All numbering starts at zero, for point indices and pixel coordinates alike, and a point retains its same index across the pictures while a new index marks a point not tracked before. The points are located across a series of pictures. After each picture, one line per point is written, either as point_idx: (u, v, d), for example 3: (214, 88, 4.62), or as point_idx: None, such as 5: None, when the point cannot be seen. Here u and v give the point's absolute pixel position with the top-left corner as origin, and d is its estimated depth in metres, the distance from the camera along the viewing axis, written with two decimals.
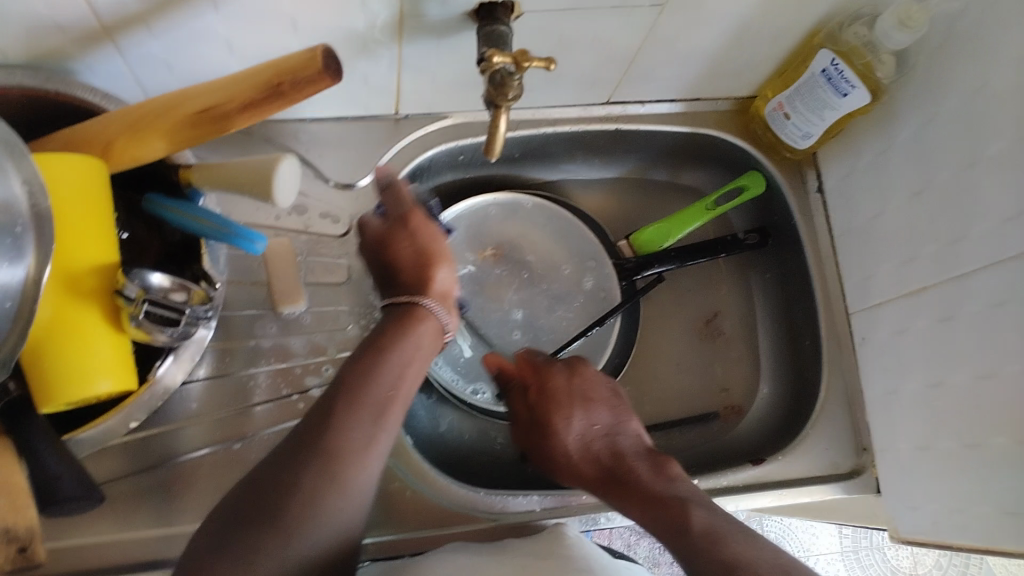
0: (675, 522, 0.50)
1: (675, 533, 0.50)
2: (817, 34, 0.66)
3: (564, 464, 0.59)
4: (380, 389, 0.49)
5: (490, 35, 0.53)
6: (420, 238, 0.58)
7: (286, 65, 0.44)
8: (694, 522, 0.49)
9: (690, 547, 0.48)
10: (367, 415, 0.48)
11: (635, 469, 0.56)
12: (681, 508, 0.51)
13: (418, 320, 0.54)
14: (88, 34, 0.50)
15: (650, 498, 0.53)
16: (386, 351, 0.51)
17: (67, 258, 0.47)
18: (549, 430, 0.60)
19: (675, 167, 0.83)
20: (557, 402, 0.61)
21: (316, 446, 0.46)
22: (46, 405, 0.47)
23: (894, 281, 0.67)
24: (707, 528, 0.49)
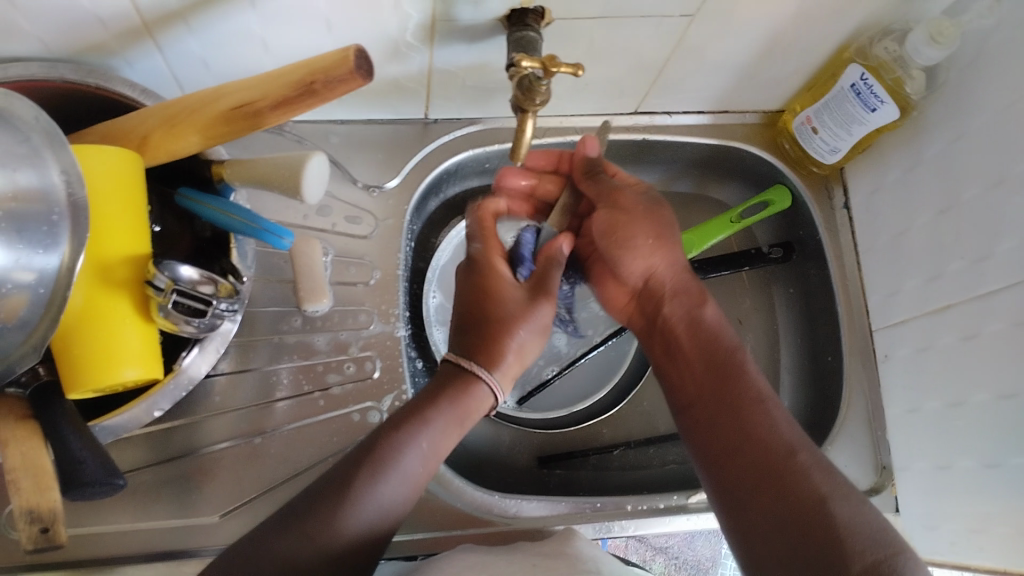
0: (724, 358, 0.57)
1: (722, 389, 0.55)
2: (846, 48, 0.66)
3: (646, 250, 0.61)
4: (407, 453, 0.51)
5: (520, 42, 0.54)
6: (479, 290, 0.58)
7: (318, 64, 0.45)
8: (742, 382, 0.55)
9: (732, 390, 0.55)
10: (387, 471, 0.50)
11: (702, 297, 0.61)
12: (729, 352, 0.57)
13: (469, 386, 0.54)
14: (129, 30, 0.51)
15: (707, 345, 0.58)
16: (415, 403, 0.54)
17: (101, 248, 0.48)
18: (621, 240, 0.62)
19: (702, 179, 0.83)
20: (622, 217, 0.61)
21: (334, 486, 0.49)
22: (73, 391, 0.48)
23: (918, 299, 0.67)
24: (763, 396, 0.54)
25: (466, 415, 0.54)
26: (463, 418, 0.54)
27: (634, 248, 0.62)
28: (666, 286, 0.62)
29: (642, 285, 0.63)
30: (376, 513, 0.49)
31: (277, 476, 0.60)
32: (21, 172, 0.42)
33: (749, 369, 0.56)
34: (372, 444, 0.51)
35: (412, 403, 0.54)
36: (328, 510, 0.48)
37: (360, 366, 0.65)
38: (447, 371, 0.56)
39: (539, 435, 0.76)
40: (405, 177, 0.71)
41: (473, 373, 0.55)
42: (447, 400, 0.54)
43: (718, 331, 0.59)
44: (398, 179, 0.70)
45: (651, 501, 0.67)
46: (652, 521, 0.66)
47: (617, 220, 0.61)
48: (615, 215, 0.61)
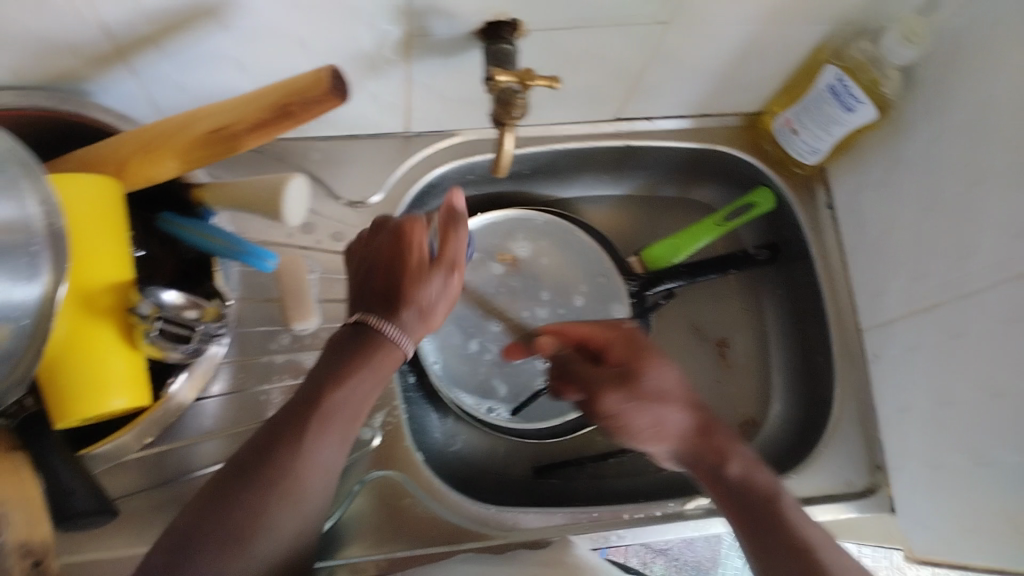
0: (771, 520, 0.50)
1: (769, 543, 0.49)
2: (823, 49, 0.66)
3: (660, 424, 0.55)
4: (343, 413, 0.50)
5: (496, 55, 0.54)
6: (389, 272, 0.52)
7: (295, 86, 0.45)
8: (784, 532, 0.49)
9: (779, 550, 0.49)
10: (321, 436, 0.48)
11: (729, 452, 0.54)
12: (773, 509, 0.51)
13: (380, 343, 0.51)
14: (99, 54, 0.51)
15: (748, 504, 0.52)
16: (312, 405, 0.49)
17: (82, 277, 0.47)
18: (625, 428, 0.56)
19: (685, 183, 0.84)
20: (633, 348, 0.58)
21: (253, 474, 0.46)
22: (61, 422, 0.48)
23: (905, 297, 0.67)
24: (813, 546, 0.48)
25: (378, 369, 0.50)
26: (381, 369, 0.51)
27: (640, 435, 0.56)
28: (693, 455, 0.55)
29: (686, 461, 0.56)
30: (310, 501, 0.48)
31: None
32: None
33: (790, 517, 0.50)
34: (267, 454, 0.47)
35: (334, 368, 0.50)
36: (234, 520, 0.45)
37: None
38: (355, 332, 0.51)
39: (534, 446, 0.76)
40: (389, 192, 0.71)
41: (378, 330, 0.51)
42: (371, 351, 0.51)
43: (751, 485, 0.53)
44: (382, 194, 0.70)
45: (650, 509, 0.67)
46: (652, 529, 0.66)
47: (615, 417, 0.56)
48: (620, 407, 0.55)
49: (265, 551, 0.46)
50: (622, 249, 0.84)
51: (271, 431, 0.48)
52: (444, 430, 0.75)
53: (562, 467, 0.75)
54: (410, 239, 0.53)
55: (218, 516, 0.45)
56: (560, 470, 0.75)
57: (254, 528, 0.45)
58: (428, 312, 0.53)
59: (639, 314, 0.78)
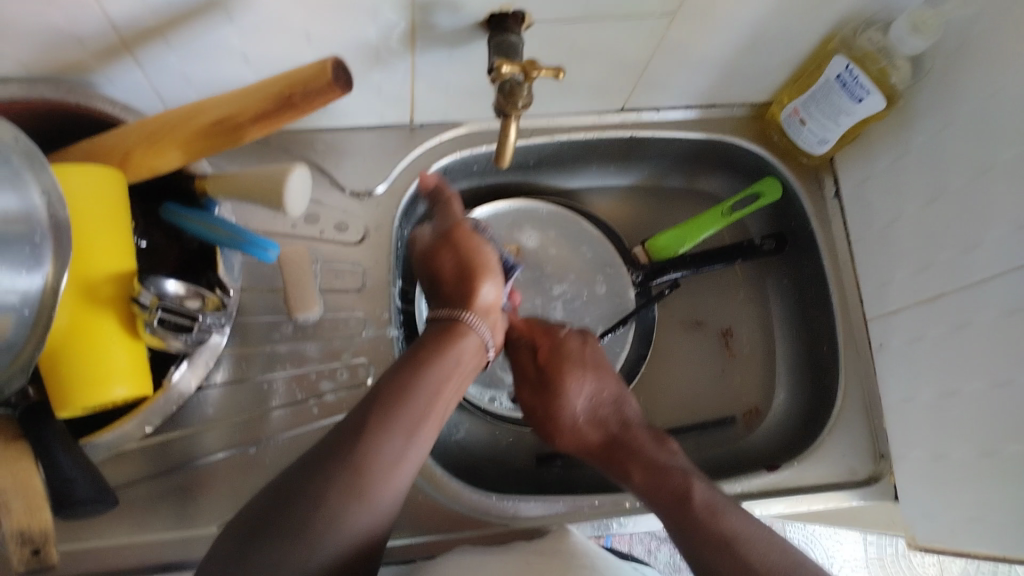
0: (678, 493, 0.56)
1: (677, 517, 0.54)
2: (831, 40, 0.65)
3: (565, 432, 0.63)
4: (413, 406, 0.50)
5: (500, 46, 0.54)
6: (466, 252, 0.60)
7: (297, 77, 0.45)
8: (691, 508, 0.54)
9: (688, 522, 0.54)
10: (395, 429, 0.49)
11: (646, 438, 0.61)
12: (683, 482, 0.56)
13: (461, 335, 0.56)
14: (105, 47, 0.51)
15: (658, 482, 0.57)
16: (416, 379, 0.51)
17: (84, 267, 0.47)
18: (550, 418, 0.64)
19: (691, 173, 0.83)
20: (557, 356, 0.65)
21: (350, 462, 0.47)
22: (64, 410, 0.48)
23: (910, 289, 0.66)
24: (730, 537, 0.52)
25: (460, 358, 0.55)
26: (461, 363, 0.55)
27: (563, 425, 0.63)
28: (603, 437, 0.62)
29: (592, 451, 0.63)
30: (392, 488, 0.48)
31: None
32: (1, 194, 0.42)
33: (703, 513, 0.54)
34: (361, 429, 0.48)
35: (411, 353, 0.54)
36: (334, 486, 0.46)
37: (352, 373, 0.65)
38: (437, 326, 0.57)
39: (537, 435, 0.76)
40: (392, 182, 0.70)
41: (459, 319, 0.57)
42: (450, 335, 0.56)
43: (663, 470, 0.58)
44: (386, 184, 0.70)
45: None
46: (652, 517, 0.66)
47: (536, 417, 0.65)
48: (531, 404, 0.65)
49: (353, 534, 0.46)
50: (627, 240, 0.83)
51: (364, 405, 0.50)
52: (448, 420, 0.73)
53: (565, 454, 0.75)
54: (470, 249, 0.60)
55: (296, 510, 0.45)
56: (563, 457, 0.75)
57: (338, 513, 0.45)
58: (492, 312, 0.60)
59: (642, 303, 0.79)
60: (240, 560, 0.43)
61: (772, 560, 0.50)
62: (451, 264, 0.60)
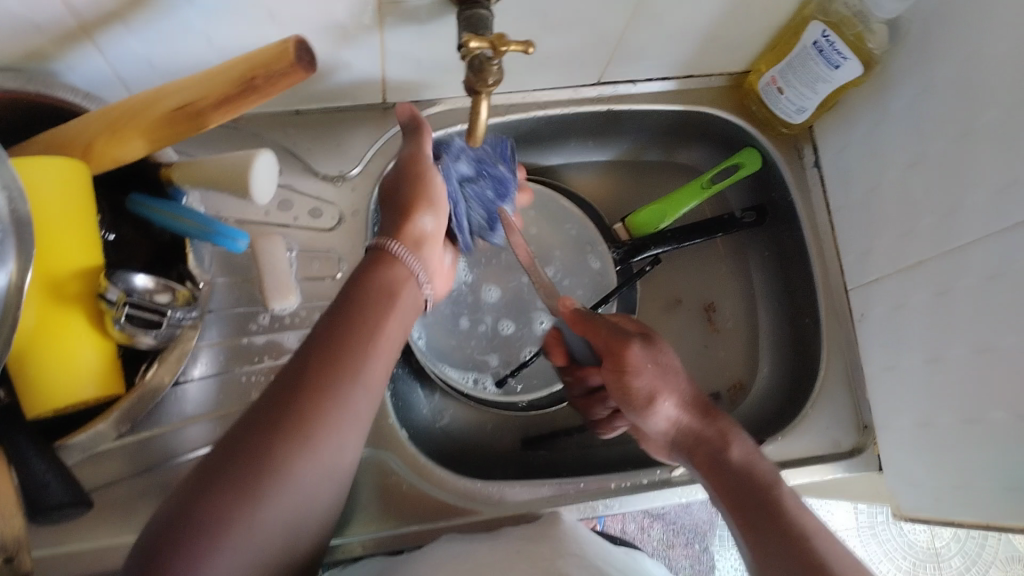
0: (760, 482, 0.53)
1: (755, 510, 0.51)
2: (807, 5, 0.64)
3: (668, 391, 0.57)
4: (355, 348, 0.49)
5: (470, 21, 0.52)
6: (412, 184, 0.58)
7: (260, 59, 0.44)
8: (787, 521, 0.50)
9: (776, 516, 0.50)
10: (339, 375, 0.47)
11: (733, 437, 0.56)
12: (771, 491, 0.52)
13: (390, 266, 0.55)
14: (64, 33, 0.49)
15: (745, 480, 0.53)
16: (354, 321, 0.50)
17: (49, 264, 0.46)
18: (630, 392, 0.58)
19: (670, 146, 0.82)
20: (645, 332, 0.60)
21: (296, 413, 0.45)
22: (34, 412, 0.47)
23: (891, 257, 0.66)
24: (807, 532, 0.49)
25: (395, 293, 0.54)
26: (396, 291, 0.54)
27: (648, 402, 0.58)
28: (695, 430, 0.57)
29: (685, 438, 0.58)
30: (340, 440, 0.46)
31: None
32: None
33: (790, 505, 0.51)
34: (301, 375, 0.47)
35: (345, 294, 0.52)
36: (282, 437, 0.44)
37: None
38: (374, 254, 0.56)
39: (521, 417, 0.76)
40: (367, 165, 0.69)
41: (398, 257, 0.56)
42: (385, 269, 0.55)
43: (751, 472, 0.54)
44: (360, 168, 0.69)
45: (635, 478, 0.66)
46: (638, 497, 0.65)
47: (637, 376, 0.57)
48: (640, 365, 0.57)
49: (300, 483, 0.44)
50: (607, 216, 0.83)
51: (303, 350, 0.48)
52: (432, 405, 0.73)
53: (550, 439, 0.75)
54: (429, 179, 0.58)
55: (236, 466, 0.42)
56: (547, 442, 0.75)
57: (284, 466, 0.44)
58: (424, 243, 0.60)
59: (623, 281, 0.77)
60: (182, 518, 0.41)
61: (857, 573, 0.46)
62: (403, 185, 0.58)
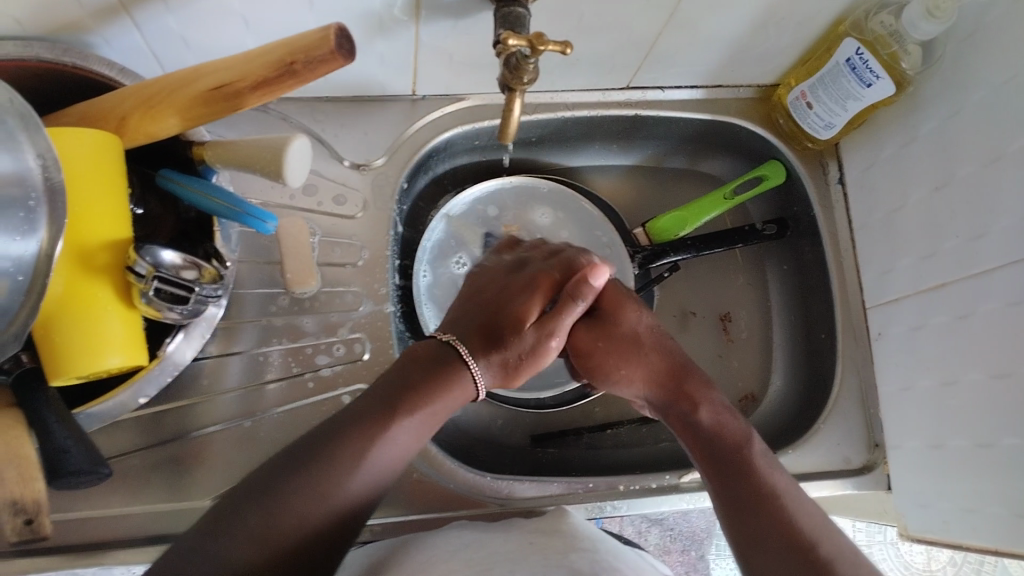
0: (728, 437, 0.54)
1: (724, 455, 0.53)
2: (843, 21, 0.65)
3: (624, 365, 0.59)
4: (408, 431, 0.49)
5: (507, 17, 0.53)
6: (521, 300, 0.56)
7: (300, 44, 0.44)
8: (754, 463, 0.52)
9: (731, 449, 0.53)
10: (398, 434, 0.48)
11: (697, 397, 0.56)
12: (738, 437, 0.54)
13: (458, 381, 0.52)
14: (103, 7, 0.50)
15: (716, 432, 0.54)
16: (419, 378, 0.51)
17: (78, 233, 0.46)
18: (595, 357, 0.60)
19: (695, 155, 0.82)
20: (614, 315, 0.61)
21: (343, 448, 0.46)
22: (57, 378, 0.47)
23: (912, 277, 0.66)
24: (777, 491, 0.50)
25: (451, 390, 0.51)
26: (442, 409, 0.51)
27: (618, 368, 0.59)
28: (660, 384, 0.58)
29: (660, 391, 0.58)
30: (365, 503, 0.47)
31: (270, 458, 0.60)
32: None
33: (759, 461, 0.52)
34: (371, 410, 0.48)
35: (424, 363, 0.51)
36: (329, 465, 0.45)
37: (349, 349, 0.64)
38: (441, 349, 0.53)
39: (531, 415, 0.76)
40: (393, 155, 0.69)
41: (465, 367, 0.52)
42: (443, 379, 0.51)
43: (720, 429, 0.54)
44: (386, 157, 0.69)
45: (645, 481, 0.66)
46: (646, 501, 0.66)
47: (596, 355, 0.60)
48: (590, 346, 0.60)
49: (330, 515, 0.45)
50: (628, 220, 0.83)
51: (370, 393, 0.50)
52: None
53: (559, 437, 0.75)
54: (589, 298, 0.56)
55: (270, 497, 0.43)
56: (556, 440, 0.75)
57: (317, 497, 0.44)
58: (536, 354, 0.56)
59: (641, 286, 0.78)
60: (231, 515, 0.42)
61: (815, 522, 0.48)
62: (514, 311, 0.55)
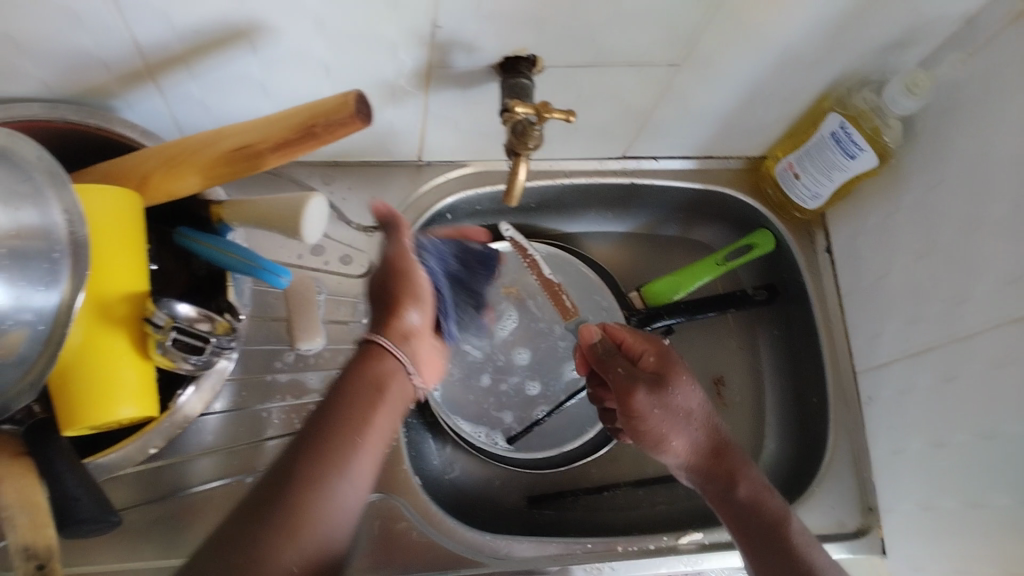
0: (769, 516, 0.56)
1: (774, 538, 0.55)
2: (827, 97, 0.68)
3: (680, 433, 0.57)
4: (354, 441, 0.49)
5: (513, 88, 0.56)
6: (396, 281, 0.57)
7: (321, 108, 0.47)
8: (801, 549, 0.54)
9: (778, 533, 0.55)
10: (336, 468, 0.47)
11: (739, 473, 0.57)
12: (776, 514, 0.56)
13: (378, 360, 0.54)
14: (132, 73, 0.53)
15: (761, 514, 0.56)
16: (324, 427, 0.49)
17: (98, 285, 0.48)
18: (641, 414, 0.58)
19: (687, 223, 0.85)
20: (664, 399, 0.57)
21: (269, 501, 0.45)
22: (70, 428, 0.48)
23: (899, 341, 0.68)
24: (821, 571, 0.54)
25: (384, 386, 0.53)
26: (386, 387, 0.53)
27: (661, 426, 0.57)
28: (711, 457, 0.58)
29: (708, 459, 0.58)
30: (356, 492, 0.48)
31: None
32: (23, 211, 0.44)
33: (800, 541, 0.55)
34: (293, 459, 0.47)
35: (345, 387, 0.52)
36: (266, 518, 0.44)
37: None
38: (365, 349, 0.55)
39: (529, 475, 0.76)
40: None
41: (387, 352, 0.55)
42: (363, 372, 0.53)
43: (761, 507, 0.56)
44: None
45: (642, 543, 0.67)
46: (644, 564, 0.65)
47: (645, 421, 0.57)
48: (646, 411, 0.57)
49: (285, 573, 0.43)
50: (623, 284, 0.85)
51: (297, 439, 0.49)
52: (442, 459, 0.74)
53: (556, 499, 0.75)
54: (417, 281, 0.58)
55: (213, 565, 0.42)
56: (554, 501, 0.75)
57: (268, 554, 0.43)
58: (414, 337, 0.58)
59: None
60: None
61: None
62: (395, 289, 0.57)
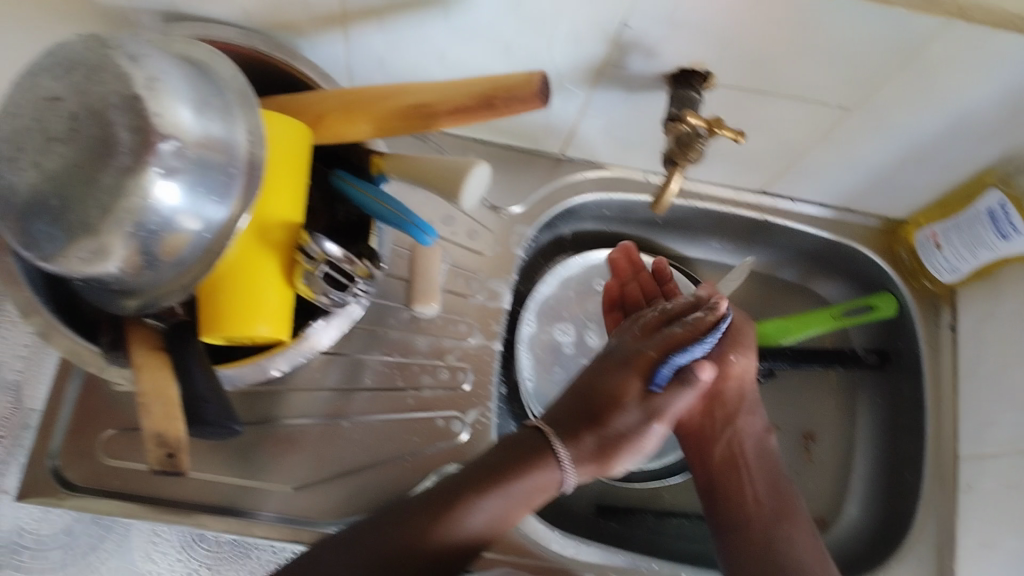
0: (779, 501, 0.59)
1: (775, 522, 0.58)
2: (989, 174, 0.67)
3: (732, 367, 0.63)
4: (453, 533, 0.49)
5: (681, 99, 0.56)
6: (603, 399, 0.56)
7: (503, 83, 0.49)
8: (797, 525, 0.58)
9: (760, 513, 0.59)
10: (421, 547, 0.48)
11: (748, 422, 0.63)
12: (785, 498, 0.60)
13: (542, 468, 0.52)
14: (325, 17, 0.55)
15: (769, 477, 0.61)
16: (451, 494, 0.50)
17: (264, 208, 0.50)
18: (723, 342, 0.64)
19: (809, 272, 0.84)
20: (740, 331, 0.65)
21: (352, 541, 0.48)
22: (210, 333, 0.51)
23: (1016, 436, 0.66)
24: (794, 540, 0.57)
25: (530, 494, 0.52)
26: (533, 500, 0.52)
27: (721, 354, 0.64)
28: (742, 403, 0.63)
29: (712, 403, 0.63)
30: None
31: (356, 460, 0.61)
32: (212, 124, 0.46)
33: (796, 511, 0.60)
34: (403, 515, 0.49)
35: (490, 464, 0.52)
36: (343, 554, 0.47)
37: (452, 375, 0.66)
38: (532, 439, 0.54)
39: (600, 483, 0.76)
40: (530, 206, 0.73)
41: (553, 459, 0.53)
42: (527, 475, 0.52)
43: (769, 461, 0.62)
44: (524, 207, 0.73)
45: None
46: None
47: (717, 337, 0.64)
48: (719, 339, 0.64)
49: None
50: None
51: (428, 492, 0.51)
52: None
53: (623, 514, 0.75)
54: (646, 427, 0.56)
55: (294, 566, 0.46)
56: (620, 515, 0.75)
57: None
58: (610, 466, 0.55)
59: None
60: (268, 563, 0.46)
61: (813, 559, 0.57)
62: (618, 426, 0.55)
